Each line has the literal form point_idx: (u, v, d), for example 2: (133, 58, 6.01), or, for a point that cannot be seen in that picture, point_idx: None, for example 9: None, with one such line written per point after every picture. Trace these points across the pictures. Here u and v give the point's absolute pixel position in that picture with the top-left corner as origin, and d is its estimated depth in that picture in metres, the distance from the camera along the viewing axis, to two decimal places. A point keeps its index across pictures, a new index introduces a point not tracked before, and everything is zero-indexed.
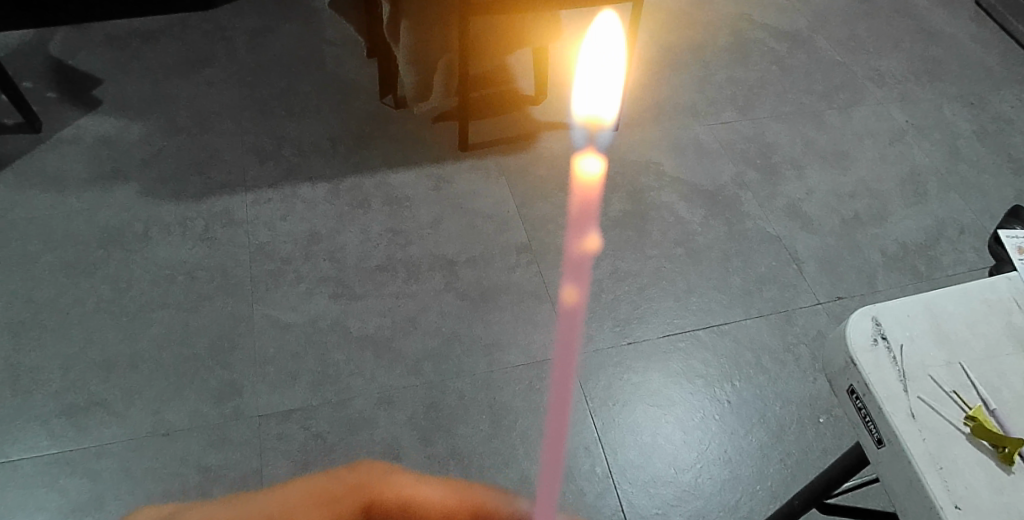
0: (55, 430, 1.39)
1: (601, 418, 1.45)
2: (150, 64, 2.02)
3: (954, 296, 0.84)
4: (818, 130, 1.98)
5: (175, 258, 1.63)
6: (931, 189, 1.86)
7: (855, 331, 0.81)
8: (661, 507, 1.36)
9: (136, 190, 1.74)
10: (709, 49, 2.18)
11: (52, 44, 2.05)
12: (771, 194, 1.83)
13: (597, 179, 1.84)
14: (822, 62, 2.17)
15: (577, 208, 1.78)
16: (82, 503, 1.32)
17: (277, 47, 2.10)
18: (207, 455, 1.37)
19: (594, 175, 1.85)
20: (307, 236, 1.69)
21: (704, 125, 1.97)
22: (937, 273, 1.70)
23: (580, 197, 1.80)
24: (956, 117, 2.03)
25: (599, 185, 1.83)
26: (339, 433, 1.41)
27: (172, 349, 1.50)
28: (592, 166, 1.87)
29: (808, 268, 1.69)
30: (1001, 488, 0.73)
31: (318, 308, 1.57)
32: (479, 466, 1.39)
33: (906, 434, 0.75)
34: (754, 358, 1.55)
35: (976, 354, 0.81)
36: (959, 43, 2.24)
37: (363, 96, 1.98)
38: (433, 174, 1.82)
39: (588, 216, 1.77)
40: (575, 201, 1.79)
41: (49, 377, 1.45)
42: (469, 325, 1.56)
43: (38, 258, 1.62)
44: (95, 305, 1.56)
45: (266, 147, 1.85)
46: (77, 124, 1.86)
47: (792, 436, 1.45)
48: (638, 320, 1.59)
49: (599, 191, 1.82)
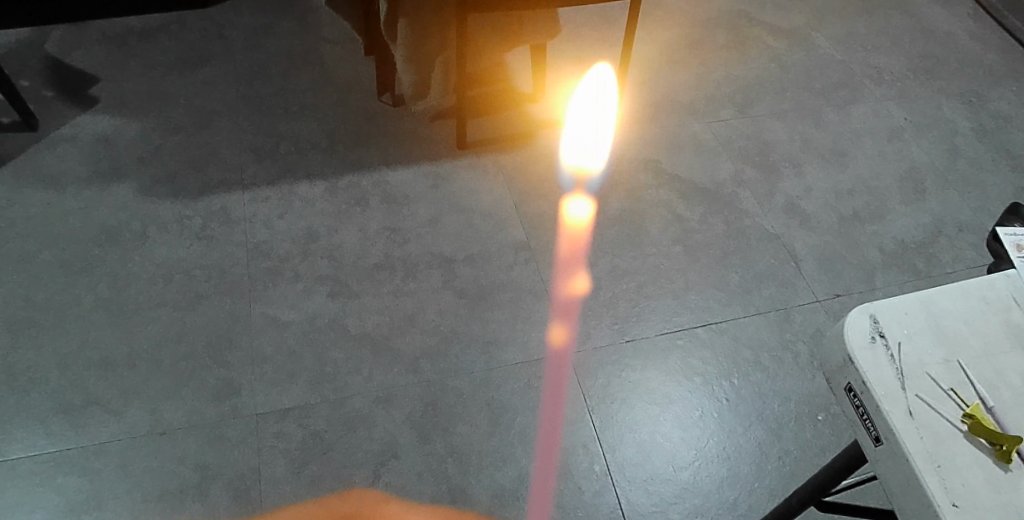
0: (52, 429, 1.39)
1: (599, 416, 1.45)
2: (147, 63, 2.02)
3: (952, 294, 0.84)
4: (816, 128, 1.98)
5: (173, 257, 1.63)
6: (930, 187, 1.85)
7: (853, 328, 0.80)
8: (660, 505, 1.36)
9: (133, 189, 1.74)
10: (706, 47, 2.18)
11: (49, 42, 2.04)
12: (769, 192, 1.83)
13: (586, 225, 1.74)
14: (820, 60, 2.16)
15: (565, 255, 1.68)
16: (80, 502, 1.32)
17: (275, 46, 2.09)
18: (205, 454, 1.37)
19: (582, 220, 1.75)
20: (304, 234, 1.68)
21: (702, 123, 1.97)
22: (936, 271, 1.69)
23: (568, 244, 1.70)
24: (954, 114, 2.03)
25: (588, 231, 1.73)
26: (337, 431, 1.41)
27: (169, 348, 1.50)
28: (579, 217, 1.76)
29: (807, 265, 1.69)
30: (999, 486, 0.73)
31: (316, 307, 1.57)
32: (478, 464, 1.39)
33: (904, 432, 0.75)
34: (753, 356, 1.55)
35: (974, 352, 0.81)
36: (958, 40, 2.24)
37: (361, 94, 1.98)
38: (431, 172, 1.82)
39: (575, 266, 1.66)
40: (562, 249, 1.69)
41: (46, 376, 1.45)
42: (466, 324, 1.56)
43: (35, 257, 1.61)
44: (92, 304, 1.55)
45: (263, 146, 1.85)
46: (74, 123, 1.86)
47: (790, 434, 1.45)
48: (636, 318, 1.59)
49: (588, 239, 1.71)
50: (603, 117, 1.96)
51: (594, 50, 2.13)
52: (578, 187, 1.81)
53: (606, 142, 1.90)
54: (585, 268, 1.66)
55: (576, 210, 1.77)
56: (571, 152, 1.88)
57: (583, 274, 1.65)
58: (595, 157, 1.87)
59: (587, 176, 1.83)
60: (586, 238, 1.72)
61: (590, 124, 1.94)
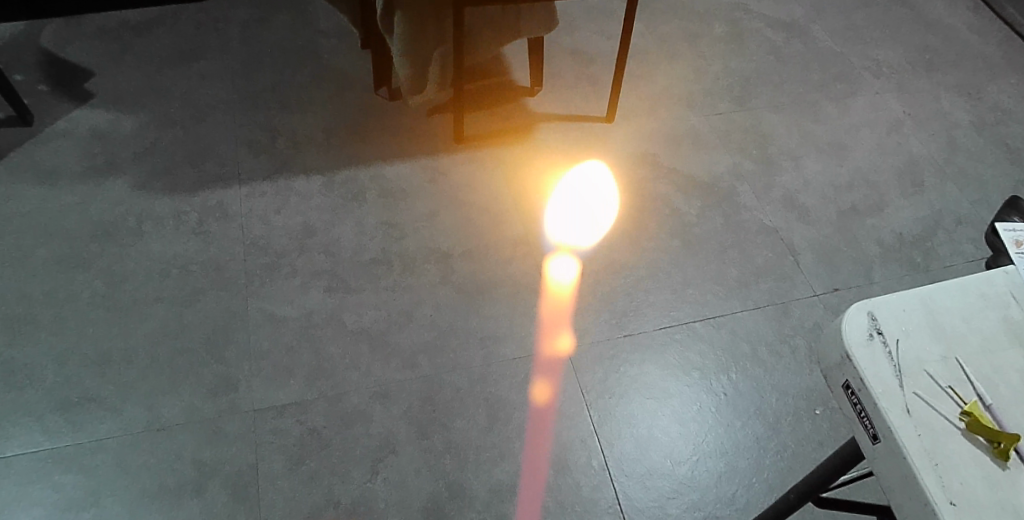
0: (49, 426, 1.39)
1: (597, 411, 1.45)
2: (143, 56, 2.01)
3: (950, 290, 0.84)
4: (815, 121, 1.97)
5: (169, 253, 1.62)
6: (929, 180, 1.85)
7: (851, 326, 0.80)
8: (657, 500, 1.36)
9: (129, 184, 1.73)
10: (705, 39, 2.17)
11: (44, 36, 2.03)
12: (768, 186, 1.82)
13: (569, 284, 1.62)
14: (819, 52, 2.16)
15: (550, 298, 1.60)
16: (78, 498, 1.32)
17: (271, 39, 2.08)
18: (203, 450, 1.37)
19: (566, 278, 1.63)
20: (301, 229, 1.68)
21: (701, 116, 1.96)
22: (934, 265, 1.69)
23: (551, 303, 1.59)
24: (953, 107, 2.02)
25: (572, 291, 1.61)
26: (335, 427, 1.41)
27: (166, 343, 1.50)
28: (560, 281, 1.62)
29: (805, 259, 1.69)
30: (997, 484, 0.73)
31: (313, 302, 1.57)
32: (476, 459, 1.39)
33: (902, 430, 0.74)
34: (751, 350, 1.54)
35: (973, 347, 0.81)
36: (956, 32, 2.23)
37: (357, 88, 1.97)
38: (428, 166, 1.81)
39: (559, 326, 1.56)
40: (545, 309, 1.58)
41: (43, 373, 1.45)
42: (464, 319, 1.56)
43: (31, 253, 1.61)
44: (88, 300, 1.55)
45: (260, 140, 1.84)
46: (70, 117, 1.85)
47: (788, 429, 1.44)
48: (634, 313, 1.59)
49: (572, 301, 1.59)
50: (600, 174, 1.81)
51: (592, 43, 2.12)
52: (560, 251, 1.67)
53: (594, 179, 1.80)
54: (570, 326, 1.55)
55: (557, 271, 1.64)
56: (557, 215, 1.73)
57: (566, 333, 1.55)
58: (584, 221, 1.72)
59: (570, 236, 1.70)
60: (570, 298, 1.60)
61: (577, 168, 1.82)
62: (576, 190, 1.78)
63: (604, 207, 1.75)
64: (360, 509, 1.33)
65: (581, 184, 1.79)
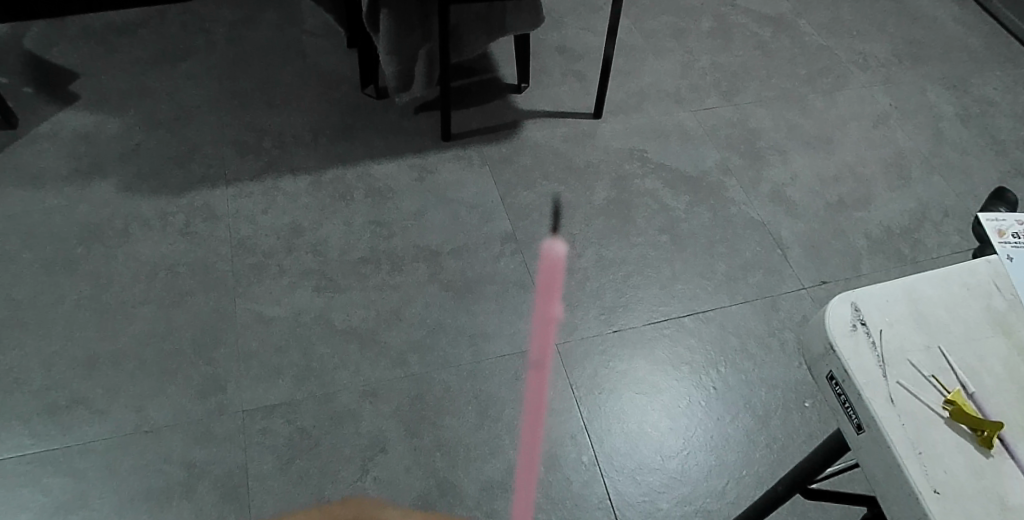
0: (37, 430, 1.38)
1: (586, 407, 1.45)
2: (129, 58, 2.00)
3: (933, 281, 0.84)
4: (802, 115, 1.97)
5: (156, 254, 1.62)
6: (915, 172, 1.86)
7: (834, 317, 0.80)
8: (648, 494, 1.36)
9: (117, 185, 1.72)
10: (692, 34, 2.17)
11: (29, 38, 2.02)
12: (755, 179, 1.82)
13: (560, 265, 1.64)
14: (806, 46, 2.16)
15: (543, 290, 1.60)
16: (66, 502, 1.31)
17: (258, 39, 2.08)
18: (191, 451, 1.36)
19: (557, 263, 1.65)
20: (288, 228, 1.67)
21: (688, 111, 1.96)
22: (922, 257, 1.69)
23: (544, 282, 1.62)
24: (939, 100, 2.03)
25: (562, 273, 1.63)
26: (323, 426, 1.40)
27: (154, 345, 1.49)
28: (552, 267, 1.64)
29: (793, 252, 1.69)
30: (980, 471, 0.73)
31: (301, 302, 1.56)
32: (466, 456, 1.39)
33: (885, 419, 0.75)
34: (740, 343, 1.55)
35: (955, 337, 0.81)
36: (942, 26, 2.24)
37: (344, 87, 1.97)
38: (416, 164, 1.81)
39: (551, 303, 1.58)
40: (538, 287, 1.61)
41: (29, 377, 1.44)
42: (453, 316, 1.56)
43: (17, 256, 1.60)
44: (76, 303, 1.54)
45: (247, 140, 1.84)
46: (55, 120, 1.84)
47: (777, 421, 1.45)
48: (623, 309, 1.59)
49: (563, 281, 1.62)
50: (589, 168, 1.82)
51: (578, 41, 2.12)
52: (550, 237, 1.69)
53: (582, 174, 1.80)
54: (563, 302, 1.58)
55: (551, 260, 1.65)
56: (547, 212, 1.73)
57: (559, 309, 1.57)
58: (574, 217, 1.73)
59: (558, 231, 1.70)
60: (561, 278, 1.62)
61: (564, 162, 1.83)
62: (564, 186, 1.78)
63: (593, 202, 1.75)
64: (352, 507, 1.32)
65: (569, 178, 1.80)
